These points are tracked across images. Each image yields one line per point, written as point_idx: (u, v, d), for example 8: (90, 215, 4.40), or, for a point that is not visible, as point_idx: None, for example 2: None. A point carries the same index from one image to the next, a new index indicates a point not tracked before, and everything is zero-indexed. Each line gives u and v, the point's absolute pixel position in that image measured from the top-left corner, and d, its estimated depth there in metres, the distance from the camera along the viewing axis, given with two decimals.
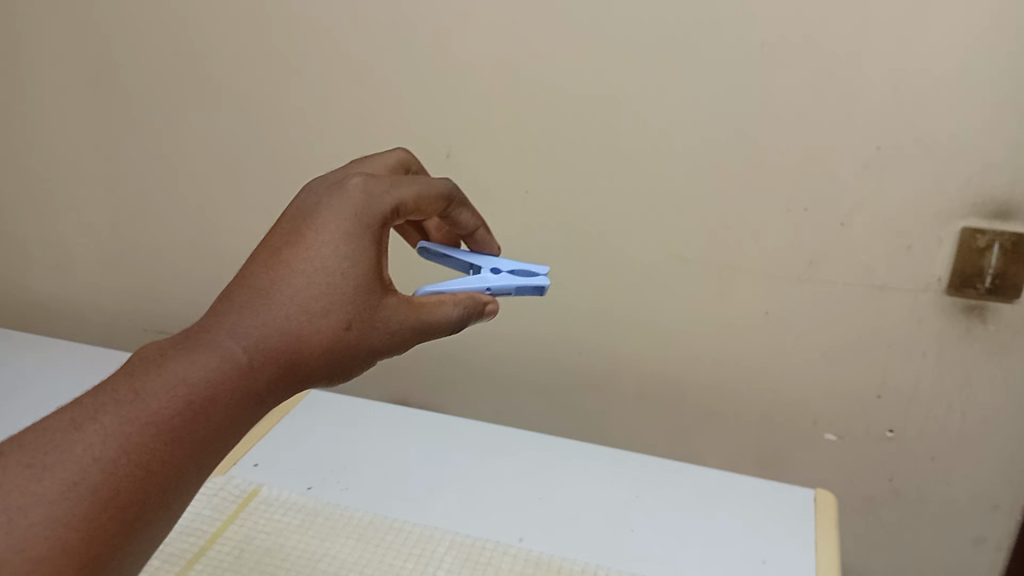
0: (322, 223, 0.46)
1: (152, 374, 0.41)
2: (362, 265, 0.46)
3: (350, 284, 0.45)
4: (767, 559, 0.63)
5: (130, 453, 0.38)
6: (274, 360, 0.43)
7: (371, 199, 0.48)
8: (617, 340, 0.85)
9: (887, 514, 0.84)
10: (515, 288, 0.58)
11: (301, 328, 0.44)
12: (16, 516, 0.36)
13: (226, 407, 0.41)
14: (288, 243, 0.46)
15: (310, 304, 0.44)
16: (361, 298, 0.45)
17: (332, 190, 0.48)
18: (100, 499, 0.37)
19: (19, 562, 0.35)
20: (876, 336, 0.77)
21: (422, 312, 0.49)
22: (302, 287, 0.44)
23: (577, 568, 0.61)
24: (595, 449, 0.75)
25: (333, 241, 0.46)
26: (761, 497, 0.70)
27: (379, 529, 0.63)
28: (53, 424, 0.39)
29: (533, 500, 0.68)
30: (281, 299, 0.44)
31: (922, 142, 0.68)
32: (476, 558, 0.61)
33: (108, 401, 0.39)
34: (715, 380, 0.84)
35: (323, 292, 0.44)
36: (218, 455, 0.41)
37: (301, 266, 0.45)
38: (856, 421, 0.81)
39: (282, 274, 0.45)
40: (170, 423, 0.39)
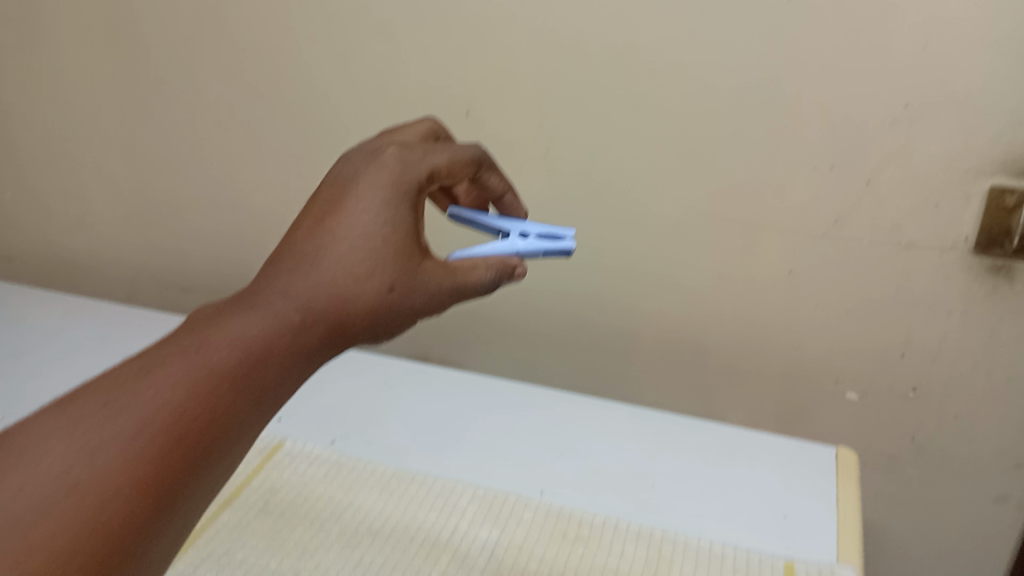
0: (364, 186, 0.46)
1: (211, 331, 0.40)
2: (404, 226, 0.46)
3: (395, 245, 0.45)
4: (780, 514, 0.64)
5: (193, 399, 0.37)
6: (325, 318, 0.42)
7: (406, 165, 0.48)
8: (638, 299, 0.85)
9: (906, 473, 0.85)
10: (543, 251, 0.56)
11: (348, 288, 0.43)
12: (78, 463, 0.34)
13: (278, 364, 0.41)
14: (331, 207, 0.46)
15: (356, 264, 0.44)
16: (405, 258, 0.45)
17: (370, 157, 0.48)
18: (159, 448, 0.36)
19: (83, 506, 0.33)
20: (900, 295, 0.76)
21: (457, 273, 0.49)
22: (346, 247, 0.44)
23: (598, 522, 0.62)
24: (611, 404, 0.77)
25: (376, 203, 0.46)
26: (778, 454, 0.70)
27: (402, 481, 0.65)
28: (106, 382, 0.38)
29: (554, 455, 0.70)
30: (327, 260, 0.44)
31: (952, 97, 0.66)
32: (495, 508, 0.63)
33: (162, 359, 0.39)
34: (737, 338, 0.84)
35: (367, 252, 0.44)
36: (273, 410, 0.41)
37: (343, 228, 0.45)
38: (879, 380, 0.81)
39: (325, 236, 0.44)
40: (230, 375, 0.39)
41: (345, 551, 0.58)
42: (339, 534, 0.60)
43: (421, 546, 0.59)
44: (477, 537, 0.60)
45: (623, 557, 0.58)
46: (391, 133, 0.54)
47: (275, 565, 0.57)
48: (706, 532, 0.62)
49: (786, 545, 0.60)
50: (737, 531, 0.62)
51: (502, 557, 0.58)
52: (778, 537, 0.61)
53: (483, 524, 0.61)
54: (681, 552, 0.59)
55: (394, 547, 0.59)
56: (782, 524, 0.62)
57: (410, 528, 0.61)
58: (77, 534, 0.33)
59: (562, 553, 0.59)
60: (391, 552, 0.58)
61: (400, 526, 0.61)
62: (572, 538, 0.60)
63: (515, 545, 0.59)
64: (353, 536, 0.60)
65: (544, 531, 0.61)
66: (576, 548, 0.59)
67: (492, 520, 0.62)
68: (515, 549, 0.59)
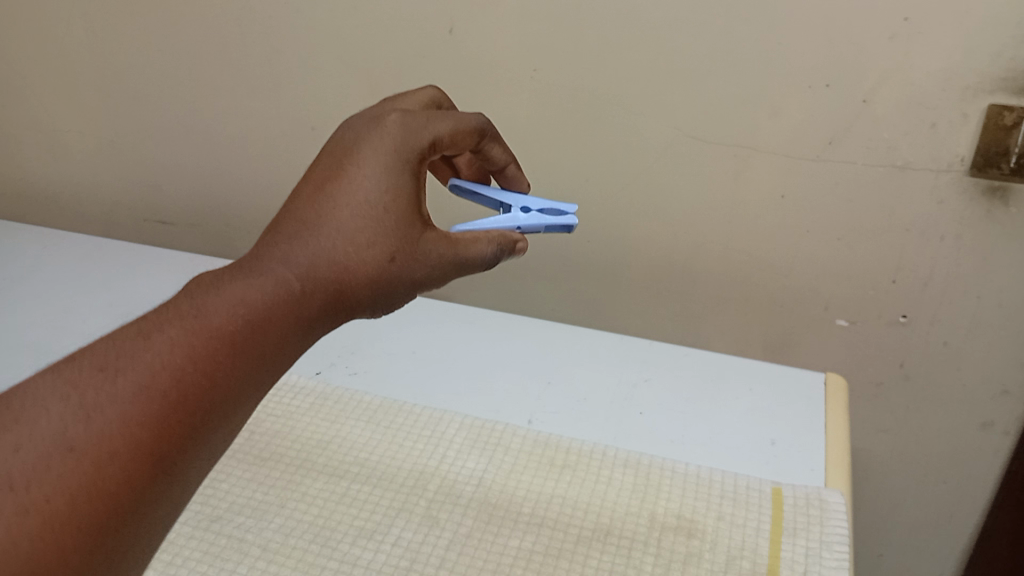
0: (365, 156, 0.47)
1: (212, 293, 0.41)
2: (405, 198, 0.47)
3: (395, 216, 0.46)
4: (768, 440, 0.63)
5: (196, 361, 0.38)
6: (325, 286, 0.44)
7: (410, 133, 0.48)
8: (626, 227, 0.84)
9: (894, 399, 0.85)
10: (545, 226, 0.57)
11: (348, 259, 0.45)
12: (93, 413, 0.35)
13: (281, 329, 0.42)
14: (332, 177, 0.47)
15: (357, 236, 0.45)
16: (405, 229, 0.46)
17: (372, 124, 0.48)
18: (170, 402, 0.37)
19: (97, 454, 0.35)
20: (893, 219, 0.74)
21: (458, 247, 0.49)
22: (349, 219, 0.45)
23: (585, 450, 0.61)
24: (598, 333, 0.76)
25: (377, 173, 0.46)
26: (766, 380, 0.69)
27: (388, 411, 0.65)
28: (120, 333, 0.39)
29: (542, 385, 0.69)
30: (329, 230, 0.45)
31: (954, 10, 0.63)
32: (483, 436, 0.62)
33: (172, 316, 0.40)
34: (726, 265, 0.83)
35: (368, 225, 0.45)
36: (272, 376, 0.42)
37: (346, 198, 0.46)
38: (869, 307, 0.80)
39: (329, 206, 0.45)
40: (233, 338, 0.40)
41: (329, 483, 0.58)
42: (324, 465, 0.59)
43: (408, 476, 0.59)
44: (464, 466, 0.60)
45: (611, 484, 0.58)
46: (394, 100, 0.54)
47: (260, 497, 0.57)
48: (694, 458, 0.62)
49: (774, 471, 0.60)
50: (724, 457, 0.62)
51: (489, 486, 0.58)
52: (765, 463, 0.61)
53: (470, 453, 0.61)
54: (669, 478, 0.59)
55: (380, 478, 0.58)
56: (770, 450, 0.62)
57: (397, 458, 0.60)
58: (80, 489, 0.34)
59: (552, 479, 0.59)
60: (377, 483, 0.58)
61: (387, 456, 0.60)
62: (560, 465, 0.60)
63: (503, 473, 0.59)
64: (337, 467, 0.59)
65: (533, 459, 0.60)
66: (564, 476, 0.59)
67: (479, 449, 0.61)
68: (503, 477, 0.59)
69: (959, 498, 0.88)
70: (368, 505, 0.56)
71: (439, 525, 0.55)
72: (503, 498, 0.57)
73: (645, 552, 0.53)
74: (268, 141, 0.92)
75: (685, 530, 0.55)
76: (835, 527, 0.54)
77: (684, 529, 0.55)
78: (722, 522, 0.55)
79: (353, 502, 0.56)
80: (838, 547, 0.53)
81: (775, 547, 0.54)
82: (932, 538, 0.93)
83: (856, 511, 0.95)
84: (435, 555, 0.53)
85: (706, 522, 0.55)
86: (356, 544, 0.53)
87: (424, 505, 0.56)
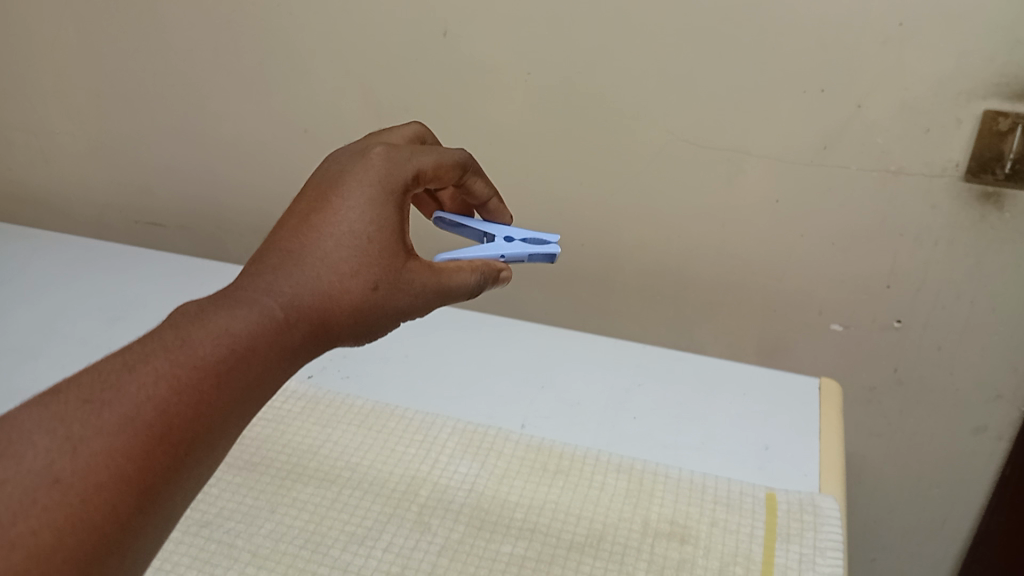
0: (349, 189, 0.48)
1: (198, 324, 0.41)
2: (388, 227, 0.47)
3: (378, 245, 0.46)
4: (762, 445, 0.63)
5: (181, 393, 0.38)
6: (310, 316, 0.44)
7: (393, 168, 0.49)
8: (619, 230, 0.83)
9: (887, 404, 0.85)
10: (528, 254, 0.57)
11: (333, 287, 0.45)
12: (79, 445, 0.35)
13: (266, 358, 0.42)
14: (316, 209, 0.47)
15: (341, 265, 0.45)
16: (388, 259, 0.47)
17: (356, 159, 0.50)
18: (155, 434, 0.37)
19: (84, 486, 0.34)
20: (887, 223, 0.74)
21: (442, 276, 0.50)
22: (333, 248, 0.46)
23: (578, 455, 0.61)
24: (590, 337, 0.75)
25: (361, 205, 0.47)
26: (759, 386, 0.69)
27: (380, 416, 0.64)
28: (104, 366, 0.38)
29: (535, 390, 0.68)
30: (314, 260, 0.45)
31: (948, 15, 0.63)
32: (475, 441, 0.62)
33: (157, 347, 0.39)
34: (720, 269, 0.82)
35: (353, 254, 0.46)
36: (256, 405, 0.42)
37: (331, 229, 0.46)
38: (863, 311, 0.80)
39: (313, 237, 0.46)
40: (218, 369, 0.40)
41: (320, 489, 0.57)
42: (315, 470, 0.59)
43: (400, 481, 0.58)
44: (456, 471, 0.59)
45: (604, 490, 0.58)
46: (378, 135, 0.56)
47: (250, 503, 0.56)
48: (687, 463, 0.61)
49: (767, 477, 0.60)
50: (718, 462, 0.61)
51: (482, 492, 0.58)
52: (759, 468, 0.61)
53: (462, 459, 0.60)
54: (663, 484, 0.59)
55: (372, 483, 0.58)
56: (764, 455, 0.62)
57: (388, 463, 0.60)
58: (65, 522, 0.34)
59: (544, 484, 0.58)
60: (368, 488, 0.58)
61: (378, 462, 0.60)
62: (553, 470, 0.60)
63: (496, 478, 0.59)
64: (328, 473, 0.59)
65: (525, 465, 0.60)
66: (557, 481, 0.59)
67: (471, 454, 0.61)
68: (496, 481, 0.58)
69: (953, 503, 0.88)
70: (359, 511, 0.56)
71: (431, 530, 0.55)
72: (496, 503, 0.57)
73: (638, 559, 0.53)
74: (261, 143, 0.91)
75: (679, 535, 0.55)
76: (829, 533, 0.54)
77: (678, 535, 0.55)
78: (716, 528, 0.55)
79: (344, 507, 0.56)
80: (832, 553, 0.53)
81: (769, 553, 0.53)
82: (925, 543, 0.93)
83: (849, 516, 0.94)
84: (427, 561, 0.52)
85: (699, 527, 0.55)
86: (347, 550, 0.53)
87: (416, 511, 0.56)
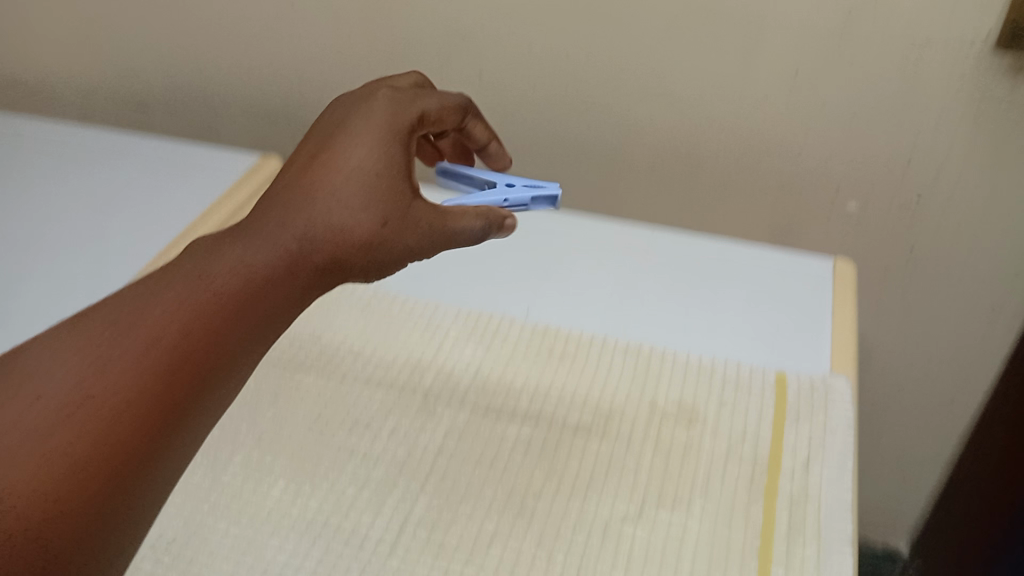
0: (356, 127, 0.46)
1: (211, 259, 0.41)
2: (396, 164, 0.45)
3: (386, 181, 0.44)
4: (772, 328, 0.62)
5: (197, 321, 0.38)
6: (318, 252, 0.42)
7: (398, 108, 0.48)
8: (628, 108, 0.79)
9: (901, 285, 0.83)
10: (530, 198, 0.53)
11: (342, 223, 0.42)
12: (101, 370, 0.36)
13: (277, 293, 0.41)
14: (322, 147, 0.45)
15: (349, 200, 0.43)
16: (397, 195, 0.44)
17: (362, 101, 0.49)
18: (174, 361, 0.37)
19: (107, 410, 0.35)
20: (911, 97, 0.70)
21: (452, 217, 0.47)
22: (341, 185, 0.43)
23: (584, 339, 0.60)
24: (596, 219, 0.73)
25: (368, 142, 0.45)
26: (768, 267, 0.67)
27: (382, 302, 0.63)
28: (124, 297, 0.39)
29: (539, 275, 0.67)
30: (322, 196, 0.43)
31: None
32: (479, 326, 0.61)
33: (172, 280, 0.40)
34: (733, 149, 0.79)
35: (361, 190, 0.43)
36: (268, 342, 0.41)
37: (339, 165, 0.44)
38: (881, 190, 0.77)
39: (320, 173, 0.44)
40: (231, 300, 0.39)
41: (323, 374, 0.57)
42: (318, 356, 0.58)
43: (404, 366, 0.57)
44: (461, 356, 0.58)
45: (611, 373, 0.57)
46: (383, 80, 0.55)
47: (253, 389, 0.56)
48: (696, 347, 0.60)
49: (777, 359, 0.59)
50: (727, 345, 0.60)
51: (487, 376, 0.57)
52: (769, 350, 0.60)
53: (467, 343, 0.59)
54: (670, 366, 0.58)
55: (375, 368, 0.57)
56: (774, 337, 0.61)
57: (392, 349, 0.59)
58: (92, 440, 0.34)
59: (551, 368, 0.58)
60: (372, 374, 0.57)
61: (381, 348, 0.59)
62: (559, 355, 0.59)
63: (501, 363, 0.58)
64: (331, 359, 0.58)
65: (530, 349, 0.59)
66: (564, 365, 0.58)
67: (476, 339, 0.60)
68: (501, 366, 0.58)
69: (960, 382, 0.88)
70: (363, 396, 0.55)
71: (437, 414, 0.54)
72: (502, 388, 0.56)
73: (645, 440, 0.53)
74: (249, 20, 0.86)
75: (686, 417, 0.54)
76: (839, 413, 0.54)
77: (685, 416, 0.54)
78: (724, 409, 0.55)
79: (348, 393, 0.55)
80: (842, 434, 0.52)
81: (778, 433, 0.53)
82: (930, 421, 0.93)
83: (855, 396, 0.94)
84: (433, 444, 0.52)
85: (707, 408, 0.55)
86: (353, 434, 0.53)
87: (421, 395, 0.55)
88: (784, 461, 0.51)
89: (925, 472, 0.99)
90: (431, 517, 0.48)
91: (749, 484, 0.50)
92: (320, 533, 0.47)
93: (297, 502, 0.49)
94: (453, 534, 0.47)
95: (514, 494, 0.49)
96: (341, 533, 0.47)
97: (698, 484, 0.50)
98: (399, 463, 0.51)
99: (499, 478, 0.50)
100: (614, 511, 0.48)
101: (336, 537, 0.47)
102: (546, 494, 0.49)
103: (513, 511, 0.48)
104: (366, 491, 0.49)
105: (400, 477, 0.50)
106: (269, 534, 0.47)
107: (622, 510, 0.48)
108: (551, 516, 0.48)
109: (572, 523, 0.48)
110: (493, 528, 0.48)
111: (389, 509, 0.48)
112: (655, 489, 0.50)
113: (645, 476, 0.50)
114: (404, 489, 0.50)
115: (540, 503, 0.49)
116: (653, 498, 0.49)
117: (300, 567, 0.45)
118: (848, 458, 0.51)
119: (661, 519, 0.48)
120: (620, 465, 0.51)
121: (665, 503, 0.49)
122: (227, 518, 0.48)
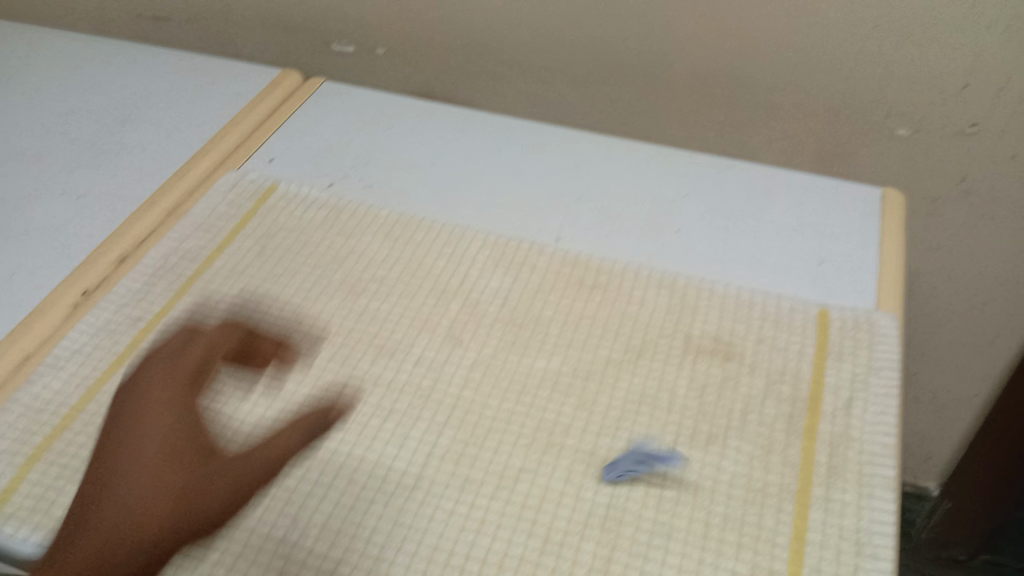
0: (141, 393, 0.47)
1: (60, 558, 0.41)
2: (161, 436, 0.45)
3: (164, 458, 0.44)
4: (816, 260, 0.58)
5: None
6: (137, 546, 0.42)
7: (174, 363, 0.49)
8: (668, 23, 0.74)
9: (950, 217, 0.78)
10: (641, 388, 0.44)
11: (146, 517, 0.42)
12: None
13: None
14: (143, 412, 0.46)
15: (155, 488, 0.43)
16: (179, 471, 0.44)
17: (166, 355, 0.50)
18: None
19: None
20: (975, 13, 0.65)
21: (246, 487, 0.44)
22: (148, 468, 0.44)
23: (617, 270, 0.57)
24: (632, 143, 0.69)
25: (150, 415, 0.46)
26: (814, 197, 0.63)
27: (406, 226, 0.60)
28: None
29: (571, 200, 0.63)
30: (137, 482, 0.43)
31: None
32: (507, 255, 0.58)
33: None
34: (777, 68, 0.74)
35: (160, 473, 0.44)
36: None
37: (144, 443, 0.45)
38: (935, 115, 0.72)
39: (125, 451, 0.45)
40: None
41: (346, 301, 0.55)
42: (341, 283, 0.56)
43: (429, 294, 0.55)
44: (488, 285, 0.56)
45: (645, 305, 0.55)
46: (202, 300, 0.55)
47: (274, 314, 0.54)
48: (735, 278, 0.57)
49: (821, 292, 0.56)
50: (768, 277, 0.57)
51: (515, 307, 0.55)
52: (812, 283, 0.56)
53: (494, 271, 0.57)
54: (707, 299, 0.55)
55: (400, 296, 0.55)
56: (819, 270, 0.57)
57: (417, 277, 0.56)
58: None
59: (580, 300, 0.55)
60: (397, 302, 0.55)
61: (406, 275, 0.57)
62: (590, 286, 0.56)
63: (530, 293, 0.56)
64: (354, 285, 0.56)
65: (560, 278, 0.56)
66: (595, 296, 0.55)
67: (503, 267, 0.57)
68: (530, 296, 0.55)
69: (1005, 320, 0.84)
70: (388, 324, 0.53)
71: (463, 344, 0.52)
72: (530, 319, 0.54)
73: (679, 376, 0.50)
74: None
75: (722, 353, 0.52)
76: (885, 351, 0.51)
77: (722, 352, 0.52)
78: (763, 345, 0.52)
79: (372, 320, 0.53)
80: (887, 373, 0.50)
81: (818, 371, 0.50)
82: (970, 360, 0.90)
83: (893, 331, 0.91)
84: (459, 375, 0.50)
85: (745, 344, 0.52)
86: (377, 363, 0.51)
87: (447, 325, 0.53)
88: (825, 400, 0.49)
89: (960, 413, 0.96)
90: (456, 449, 0.47)
91: (787, 424, 0.48)
92: (343, 464, 0.46)
93: (320, 432, 0.47)
94: (479, 467, 0.46)
95: (542, 429, 0.48)
96: (364, 464, 0.46)
97: (734, 423, 0.48)
98: (423, 394, 0.49)
99: (527, 413, 0.49)
100: (646, 448, 0.47)
101: (359, 469, 0.46)
102: (575, 430, 0.48)
103: (540, 447, 0.47)
104: (390, 422, 0.48)
105: (425, 408, 0.49)
106: (291, 464, 0.46)
107: (653, 448, 0.47)
108: (579, 452, 0.47)
109: (601, 459, 0.46)
110: (520, 462, 0.46)
111: (413, 441, 0.47)
112: (688, 426, 0.48)
113: (678, 413, 0.48)
114: (428, 421, 0.48)
115: (568, 439, 0.47)
116: (686, 438, 0.47)
117: (322, 498, 0.44)
118: (892, 400, 0.48)
119: (694, 458, 0.46)
120: (652, 401, 0.49)
121: (698, 442, 0.47)
122: (249, 446, 0.47)
